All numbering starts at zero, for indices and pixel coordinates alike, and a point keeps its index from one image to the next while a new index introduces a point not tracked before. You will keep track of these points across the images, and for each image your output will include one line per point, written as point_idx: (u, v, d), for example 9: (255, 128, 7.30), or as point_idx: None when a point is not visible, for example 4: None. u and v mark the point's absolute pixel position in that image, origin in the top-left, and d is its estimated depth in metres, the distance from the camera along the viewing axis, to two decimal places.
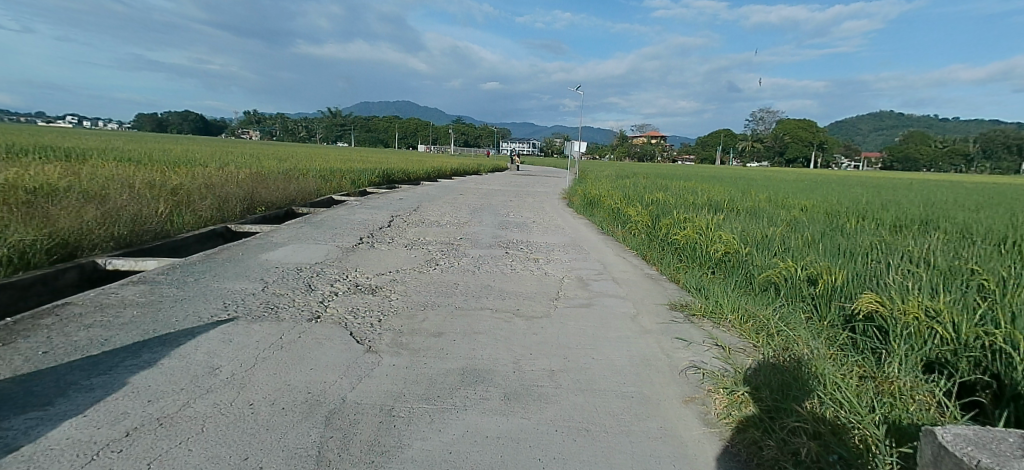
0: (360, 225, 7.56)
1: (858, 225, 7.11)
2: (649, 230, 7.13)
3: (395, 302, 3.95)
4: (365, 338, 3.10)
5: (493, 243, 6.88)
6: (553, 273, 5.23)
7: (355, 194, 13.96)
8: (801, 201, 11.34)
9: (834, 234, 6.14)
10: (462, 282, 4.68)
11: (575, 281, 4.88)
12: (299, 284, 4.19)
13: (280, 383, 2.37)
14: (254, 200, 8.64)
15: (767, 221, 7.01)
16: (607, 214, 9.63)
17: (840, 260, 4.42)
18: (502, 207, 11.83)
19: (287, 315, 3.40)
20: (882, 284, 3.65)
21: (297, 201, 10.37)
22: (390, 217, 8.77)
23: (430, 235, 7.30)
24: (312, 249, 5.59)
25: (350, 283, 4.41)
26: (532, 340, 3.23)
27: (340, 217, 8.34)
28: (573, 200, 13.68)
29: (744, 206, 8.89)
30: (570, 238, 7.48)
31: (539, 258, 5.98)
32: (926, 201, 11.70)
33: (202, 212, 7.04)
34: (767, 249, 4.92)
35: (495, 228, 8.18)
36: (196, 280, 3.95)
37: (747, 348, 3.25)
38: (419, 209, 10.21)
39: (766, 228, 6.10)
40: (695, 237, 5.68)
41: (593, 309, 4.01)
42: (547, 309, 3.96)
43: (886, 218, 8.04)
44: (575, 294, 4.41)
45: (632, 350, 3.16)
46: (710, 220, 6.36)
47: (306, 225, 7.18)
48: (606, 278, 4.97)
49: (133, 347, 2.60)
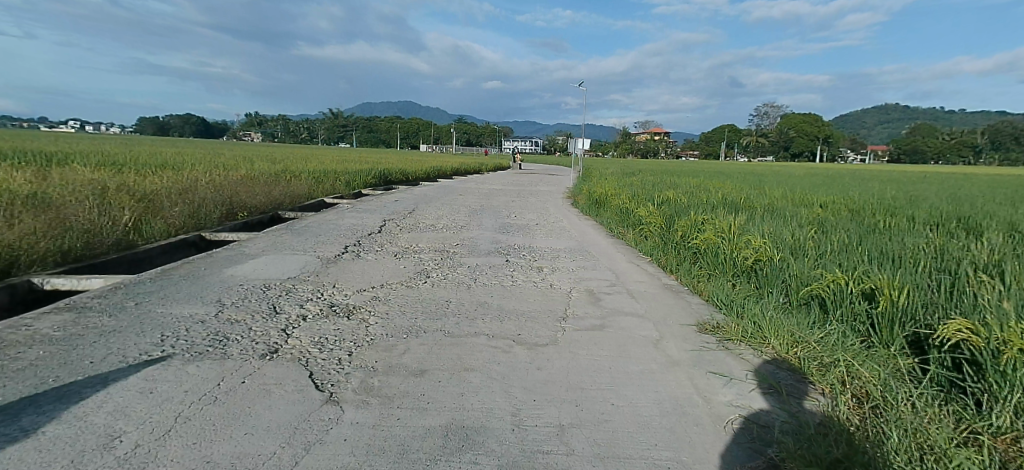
0: (347, 231, 6.97)
1: (894, 224, 6.47)
2: (663, 233, 6.53)
3: (373, 328, 3.33)
4: (327, 382, 2.49)
5: (492, 249, 6.26)
6: (559, 286, 4.60)
7: (349, 198, 13.39)
8: (821, 197, 10.65)
9: (872, 234, 5.51)
10: (454, 299, 4.05)
11: (585, 296, 4.24)
12: (263, 306, 3.59)
13: (196, 460, 1.77)
14: (234, 205, 8.04)
15: (793, 220, 6.39)
16: (615, 214, 9.00)
17: (895, 266, 3.77)
18: (503, 208, 11.19)
19: (236, 350, 2.78)
20: (958, 296, 2.99)
21: (284, 204, 9.77)
22: (382, 221, 8.17)
23: (424, 241, 6.67)
24: (288, 261, 4.99)
25: (324, 304, 3.79)
26: (534, 381, 2.60)
27: (328, 222, 7.75)
28: (578, 200, 13.05)
29: (762, 204, 8.24)
30: (577, 243, 6.84)
31: (543, 268, 5.34)
32: (952, 195, 11.02)
33: (173, 220, 6.45)
34: (804, 255, 4.29)
35: (495, 232, 7.56)
36: (137, 306, 3.36)
37: (802, 388, 2.63)
38: (415, 212, 9.61)
39: (796, 230, 5.48)
40: (718, 242, 5.06)
41: (607, 332, 3.39)
42: (553, 333, 3.34)
43: (920, 215, 7.36)
44: (586, 313, 3.77)
45: (661, 393, 2.53)
46: (733, 221, 5.76)
47: (287, 232, 6.58)
48: (620, 292, 4.36)
49: (15, 408, 2.00)
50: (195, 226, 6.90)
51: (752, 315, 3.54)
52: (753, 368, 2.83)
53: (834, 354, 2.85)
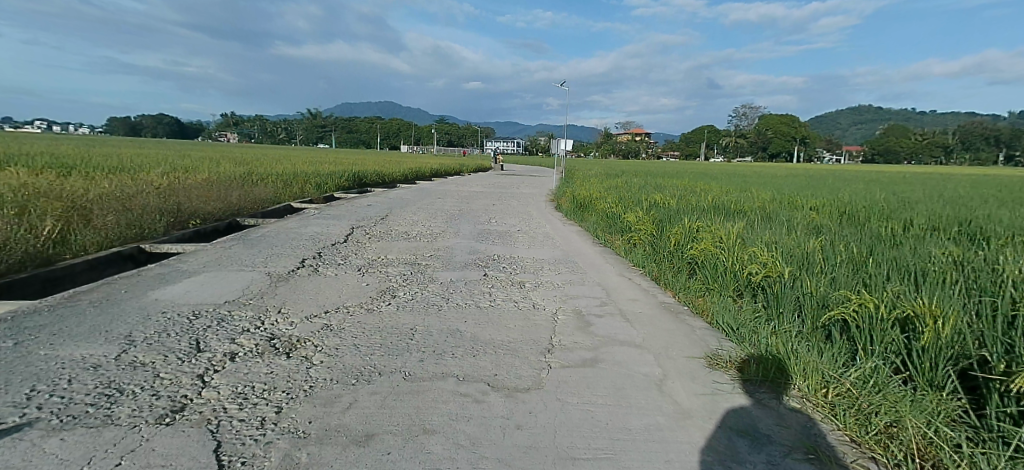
0: (308, 241, 6.28)
1: (896, 231, 6.13)
2: (655, 241, 6.07)
3: (316, 369, 2.71)
4: (235, 457, 1.86)
5: (469, 261, 5.67)
6: (543, 307, 4.03)
7: (320, 201, 12.64)
8: (811, 200, 10.35)
9: (880, 243, 5.13)
10: (420, 326, 3.45)
11: (572, 320, 3.67)
12: (183, 341, 2.94)
13: None
14: (183, 213, 7.29)
15: (793, 227, 5.99)
16: (601, 219, 8.51)
17: (924, 286, 3.33)
18: (483, 212, 10.62)
19: (124, 412, 2.13)
20: (1015, 325, 2.52)
21: (243, 211, 9.02)
22: (350, 228, 7.51)
23: (394, 252, 6.05)
24: (229, 280, 4.32)
25: (260, 337, 3.14)
26: (511, 449, 2.01)
27: (289, 230, 7.05)
28: (562, 203, 12.54)
29: (755, 209, 7.85)
30: (562, 253, 6.30)
31: (525, 283, 4.76)
32: (940, 197, 10.85)
33: (106, 229, 5.69)
34: (818, 271, 3.84)
35: (473, 241, 6.96)
36: (15, 347, 2.67)
37: (848, 451, 2.10)
38: (387, 218, 8.96)
39: (798, 238, 5.06)
40: (719, 253, 4.61)
41: (601, 369, 2.83)
42: (535, 373, 2.76)
43: (920, 220, 7.03)
44: (575, 343, 3.20)
45: (675, 462, 1.96)
46: (732, 228, 5.33)
47: (238, 244, 5.88)
48: (613, 313, 3.82)
49: None
50: (134, 236, 6.14)
51: (768, 346, 3.05)
52: (783, 422, 2.29)
53: (877, 402, 2.36)
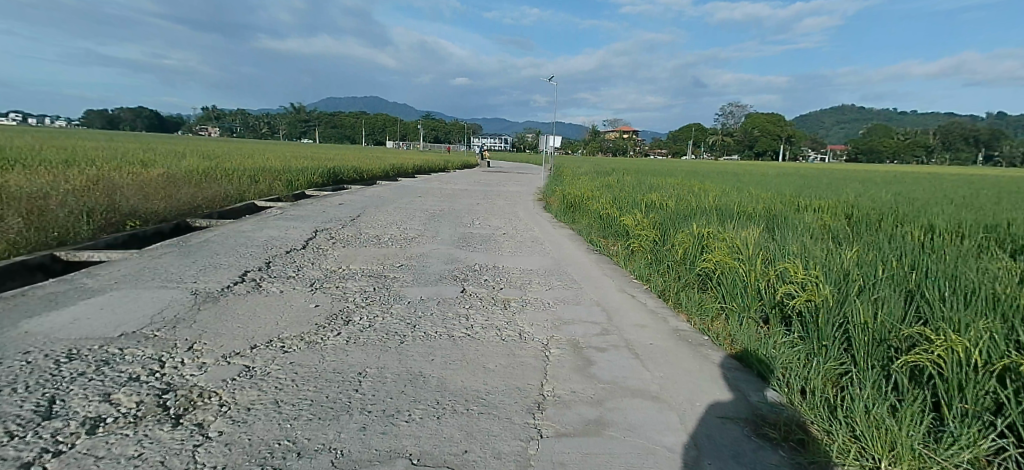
0: (259, 248, 5.45)
1: (923, 237, 5.56)
2: (659, 249, 5.43)
3: (210, 446, 1.89)
4: None
5: (445, 273, 4.90)
6: (531, 337, 3.26)
7: (290, 199, 11.71)
8: (815, 201, 9.82)
9: (916, 254, 4.54)
10: (373, 368, 2.65)
11: (568, 358, 2.91)
12: (27, 403, 2.08)
13: None
14: (117, 214, 6.34)
15: (810, 233, 5.40)
16: (595, 222, 7.82)
17: (1005, 315, 2.67)
18: (465, 212, 9.84)
19: None
20: None
21: (195, 211, 8.07)
22: (313, 232, 6.67)
23: (358, 261, 5.23)
24: (140, 301, 3.44)
25: (150, 391, 2.30)
26: None
27: (241, 234, 6.18)
28: (551, 202, 11.86)
29: (762, 211, 7.26)
30: (552, 261, 5.59)
31: (510, 303, 4.00)
32: (947, 198, 10.39)
33: (10, 234, 4.75)
34: (863, 291, 3.18)
35: (452, 247, 6.20)
36: None
37: None
38: (360, 219, 8.14)
39: (823, 248, 4.45)
40: (739, 268, 3.98)
41: (611, 440, 2.06)
42: (521, 448, 1.98)
43: (941, 225, 6.46)
44: (573, 395, 2.44)
45: None
46: (748, 235, 4.72)
47: (174, 252, 5.01)
48: (618, 347, 3.09)
49: None
50: (52, 241, 5.20)
51: (828, 405, 2.34)
52: None
53: None
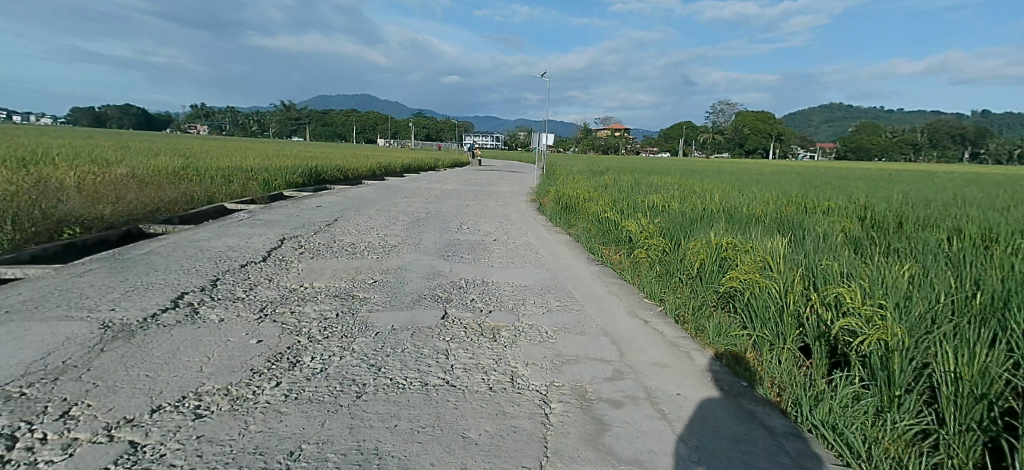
0: (209, 262, 4.71)
1: (963, 245, 4.94)
2: (669, 260, 4.78)
3: None
4: None
5: (424, 291, 4.21)
6: (525, 385, 2.57)
7: (265, 201, 10.94)
8: (825, 201, 9.25)
9: (969, 266, 3.89)
10: (312, 443, 1.95)
11: (576, 422, 2.21)
12: None
13: None
14: (52, 220, 5.55)
15: (837, 241, 4.77)
16: (594, 228, 7.17)
17: None
18: (453, 215, 9.16)
19: None
20: None
21: (152, 216, 7.30)
22: (279, 241, 5.93)
23: (324, 277, 4.53)
24: (24, 340, 2.68)
25: None
26: None
27: (195, 244, 5.43)
28: (544, 203, 11.24)
29: (775, 214, 6.65)
30: (548, 275, 4.93)
31: (500, 332, 3.32)
32: (960, 198, 9.90)
33: None
34: (942, 324, 2.50)
35: (436, 257, 5.52)
36: None
37: None
38: (335, 224, 7.41)
39: (864, 261, 3.79)
40: (774, 288, 3.30)
41: None
42: None
43: (976, 229, 5.84)
44: None
45: None
46: (774, 246, 4.07)
47: (105, 268, 4.27)
48: (638, 403, 2.41)
49: None
50: None
51: None
52: None
53: None
